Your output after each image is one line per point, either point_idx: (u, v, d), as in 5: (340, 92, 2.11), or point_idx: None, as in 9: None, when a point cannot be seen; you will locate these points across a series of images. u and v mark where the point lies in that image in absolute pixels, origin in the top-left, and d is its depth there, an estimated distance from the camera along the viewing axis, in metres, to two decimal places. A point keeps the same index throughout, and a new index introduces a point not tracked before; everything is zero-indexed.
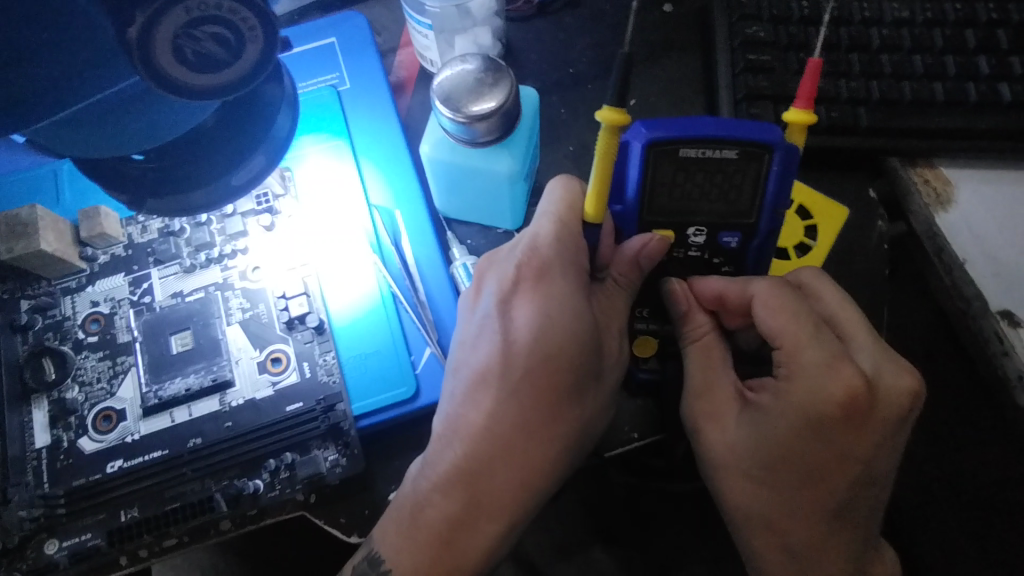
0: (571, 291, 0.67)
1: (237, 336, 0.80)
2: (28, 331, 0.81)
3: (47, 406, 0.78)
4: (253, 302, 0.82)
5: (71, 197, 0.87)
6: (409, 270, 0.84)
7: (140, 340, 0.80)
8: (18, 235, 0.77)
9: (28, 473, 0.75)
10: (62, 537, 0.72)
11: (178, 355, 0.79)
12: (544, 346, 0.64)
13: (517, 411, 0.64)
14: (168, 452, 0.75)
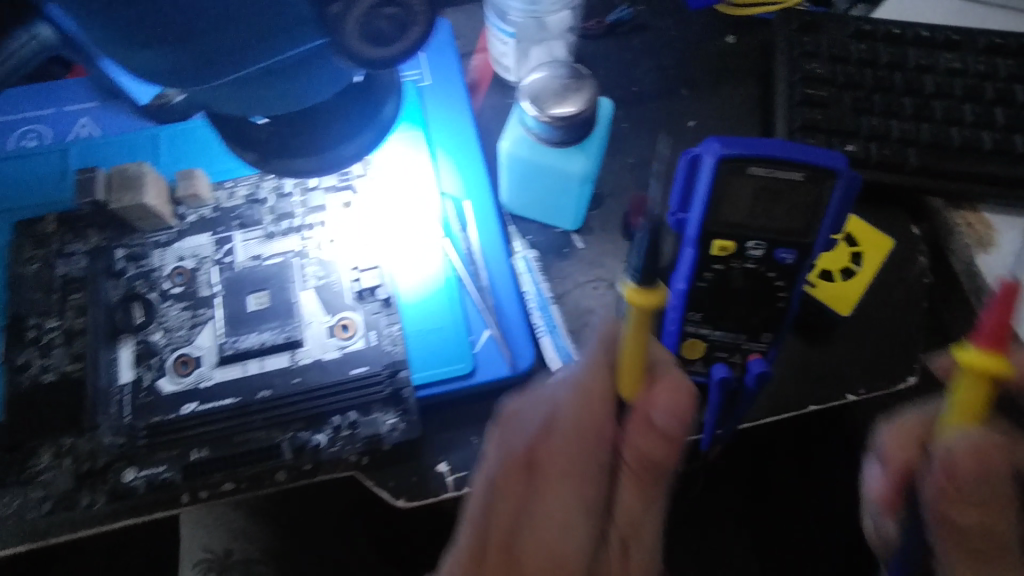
0: (579, 487, 0.62)
1: (310, 301, 0.85)
2: (120, 278, 0.87)
3: (133, 346, 0.83)
4: (327, 272, 0.87)
5: (169, 158, 0.94)
6: (474, 259, 0.90)
7: (220, 295, 0.85)
8: (126, 186, 0.84)
9: (111, 406, 0.80)
10: (138, 468, 0.77)
11: (253, 313, 0.84)
12: (557, 543, 0.60)
13: (545, 535, 0.60)
14: (238, 401, 0.80)
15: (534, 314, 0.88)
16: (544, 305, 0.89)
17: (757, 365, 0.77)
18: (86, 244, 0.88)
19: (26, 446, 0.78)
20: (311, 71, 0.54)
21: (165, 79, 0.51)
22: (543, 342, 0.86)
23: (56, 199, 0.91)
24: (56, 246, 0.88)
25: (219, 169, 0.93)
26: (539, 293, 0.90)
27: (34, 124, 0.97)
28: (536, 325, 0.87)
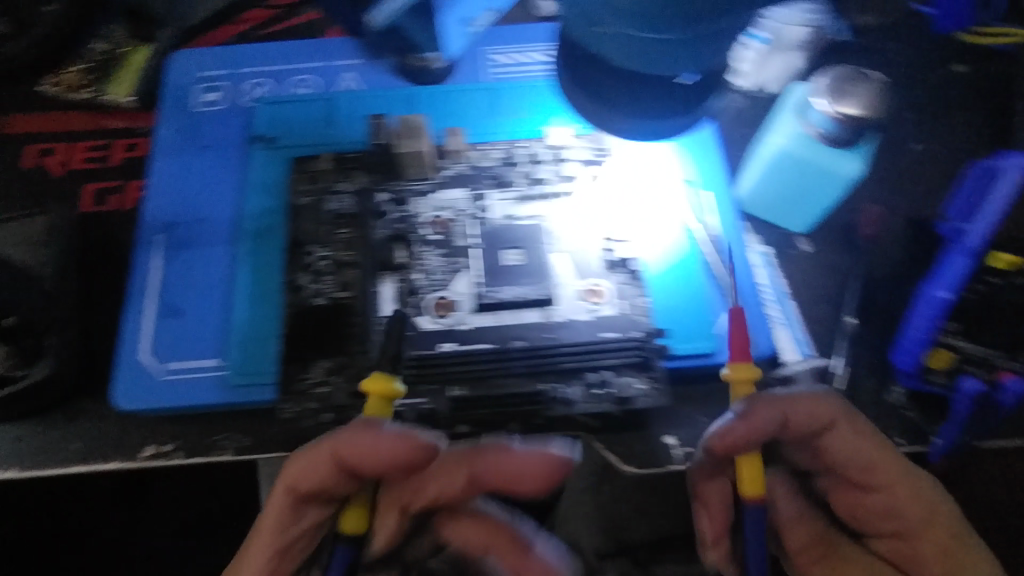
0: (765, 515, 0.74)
1: (562, 264, 0.90)
2: (383, 218, 0.92)
3: (393, 283, 0.88)
4: (577, 239, 0.91)
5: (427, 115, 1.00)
6: (713, 243, 0.95)
7: (478, 248, 0.90)
8: (410, 134, 0.91)
9: (374, 334, 0.85)
10: (401, 395, 0.82)
11: (509, 268, 0.89)
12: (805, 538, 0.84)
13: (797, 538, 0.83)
14: (494, 347, 0.84)
15: (772, 307, 0.93)
16: (779, 299, 0.94)
17: (1016, 383, 0.79)
18: (351, 184, 0.94)
19: (298, 360, 0.84)
20: (637, 42, 0.57)
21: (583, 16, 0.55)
22: (777, 332, 0.91)
23: (325, 141, 0.98)
24: (325, 182, 0.94)
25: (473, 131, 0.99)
26: (776, 288, 0.95)
27: (303, 73, 1.05)
28: (772, 316, 0.92)
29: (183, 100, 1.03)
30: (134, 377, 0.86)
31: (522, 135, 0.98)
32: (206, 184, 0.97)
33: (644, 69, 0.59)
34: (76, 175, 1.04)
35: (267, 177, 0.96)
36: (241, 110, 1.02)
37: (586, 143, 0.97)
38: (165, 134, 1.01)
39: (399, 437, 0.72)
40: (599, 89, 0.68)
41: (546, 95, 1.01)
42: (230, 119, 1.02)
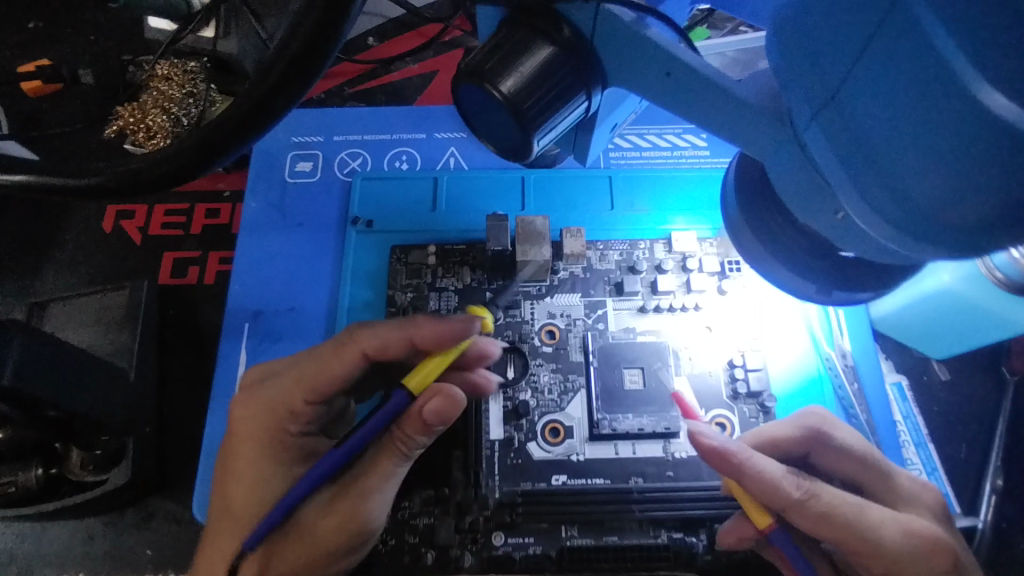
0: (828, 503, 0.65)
1: (684, 390, 0.82)
2: (492, 324, 0.84)
3: (501, 401, 0.81)
4: (703, 361, 0.83)
5: (536, 204, 0.93)
6: (850, 369, 0.84)
7: (596, 366, 0.82)
8: (531, 240, 0.83)
9: (482, 459, 0.78)
10: (510, 533, 0.75)
11: (630, 393, 0.81)
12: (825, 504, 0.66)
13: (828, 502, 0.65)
14: (611, 483, 0.77)
15: (911, 451, 0.83)
16: (919, 441, 0.85)
17: None
18: (458, 281, 0.87)
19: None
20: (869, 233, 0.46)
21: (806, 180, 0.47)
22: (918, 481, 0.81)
23: (427, 227, 0.91)
24: (428, 278, 0.87)
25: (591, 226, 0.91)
26: (913, 427, 0.86)
27: (404, 146, 1.01)
28: (913, 461, 0.82)
29: (271, 171, 0.98)
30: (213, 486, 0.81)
31: (643, 233, 0.90)
32: (297, 270, 0.92)
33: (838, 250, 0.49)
34: (156, 242, 0.99)
35: (363, 267, 0.90)
36: (337, 184, 0.98)
37: (713, 248, 0.89)
38: (252, 208, 0.96)
39: (390, 340, 0.63)
40: (774, 223, 0.57)
41: (668, 189, 0.94)
42: (322, 196, 0.97)
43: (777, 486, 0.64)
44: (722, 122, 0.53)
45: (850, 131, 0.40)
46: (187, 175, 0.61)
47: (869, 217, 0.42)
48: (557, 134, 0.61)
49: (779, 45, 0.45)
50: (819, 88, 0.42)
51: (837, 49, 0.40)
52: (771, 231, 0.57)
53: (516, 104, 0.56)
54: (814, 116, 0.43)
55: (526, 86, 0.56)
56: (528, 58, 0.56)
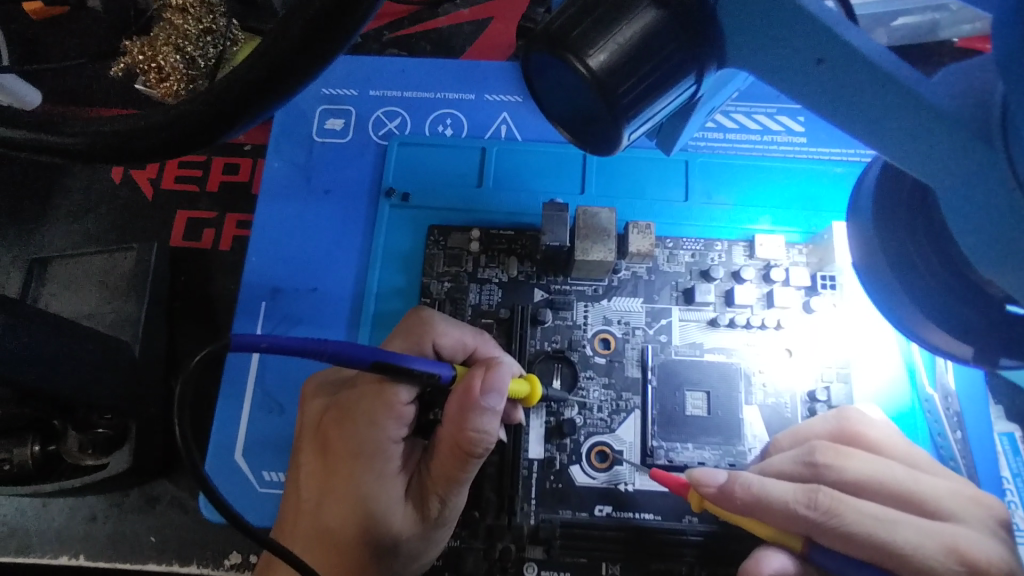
0: (830, 507, 0.62)
1: (754, 420, 0.79)
2: (539, 326, 0.82)
3: (544, 416, 0.78)
4: (778, 390, 0.80)
5: (597, 190, 0.91)
6: (954, 417, 0.80)
7: (655, 384, 0.79)
8: (596, 238, 0.78)
9: (519, 482, 0.76)
10: (546, 564, 0.74)
11: (690, 418, 0.78)
12: (843, 520, 0.61)
13: (832, 520, 0.61)
14: (662, 519, 0.75)
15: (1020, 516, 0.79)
16: None
17: None
18: (503, 273, 0.85)
19: (417, 501, 0.69)
20: None
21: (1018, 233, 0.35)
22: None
23: (472, 208, 0.90)
24: (468, 266, 0.85)
25: (664, 220, 0.89)
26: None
27: (448, 109, 0.99)
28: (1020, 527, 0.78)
29: (301, 127, 0.97)
30: (234, 477, 0.85)
31: (718, 232, 0.89)
32: (325, 244, 0.91)
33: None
34: (167, 196, 1.07)
35: (395, 247, 0.89)
36: (370, 148, 0.96)
37: (802, 256, 0.87)
38: (275, 168, 0.95)
39: (462, 342, 0.73)
40: (916, 256, 0.45)
41: (738, 180, 0.92)
42: (353, 161, 0.95)
43: (789, 511, 0.62)
44: (879, 126, 0.39)
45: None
46: (196, 144, 0.50)
47: None
48: (652, 124, 0.49)
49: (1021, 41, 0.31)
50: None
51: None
52: (909, 261, 0.45)
53: (605, 85, 0.43)
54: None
55: (622, 65, 0.43)
56: (625, 25, 0.44)
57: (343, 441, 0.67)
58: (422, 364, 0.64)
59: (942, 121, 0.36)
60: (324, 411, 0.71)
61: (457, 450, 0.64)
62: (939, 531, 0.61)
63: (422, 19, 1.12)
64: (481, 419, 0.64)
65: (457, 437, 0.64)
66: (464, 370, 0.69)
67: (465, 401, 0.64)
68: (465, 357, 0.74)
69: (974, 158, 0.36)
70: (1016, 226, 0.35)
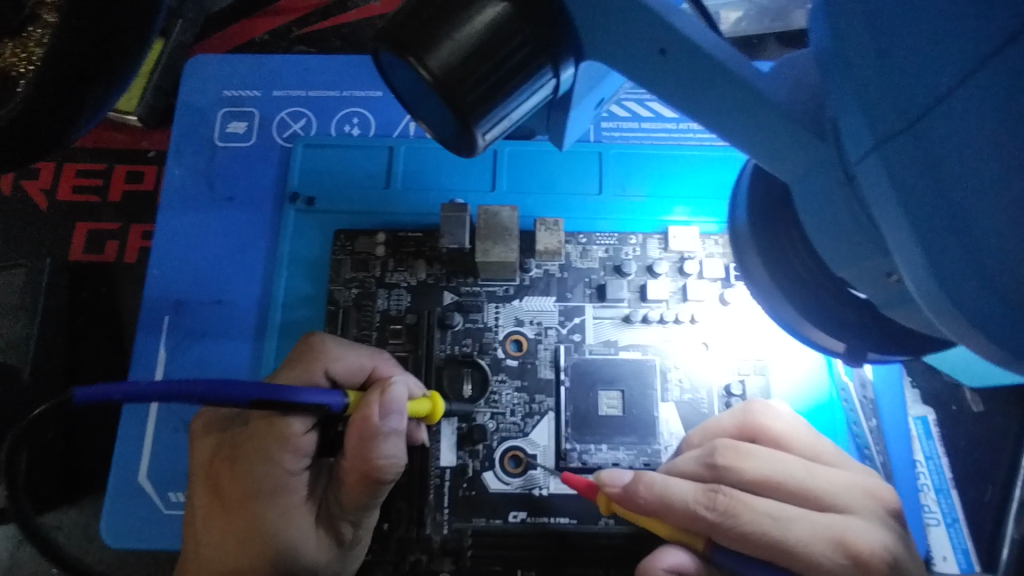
0: (727, 508, 0.60)
1: (671, 417, 0.78)
2: (449, 330, 0.81)
3: (455, 424, 0.77)
4: (694, 385, 0.79)
5: (508, 184, 0.89)
6: (870, 405, 0.80)
7: (568, 385, 0.78)
8: (497, 238, 0.77)
9: (430, 491, 0.75)
10: (460, 575, 0.72)
11: (605, 419, 0.77)
12: (742, 523, 0.60)
13: (732, 521, 0.60)
14: (579, 522, 0.74)
15: (933, 498, 0.83)
16: (940, 486, 0.84)
17: None
18: (411, 277, 0.83)
19: (329, 526, 0.69)
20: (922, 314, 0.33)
21: (852, 226, 0.34)
22: (935, 531, 0.80)
23: (379, 209, 0.87)
24: (376, 271, 0.83)
25: (577, 215, 0.88)
26: (936, 472, 0.85)
27: (355, 106, 0.96)
28: (931, 510, 0.82)
29: (201, 130, 0.94)
30: (140, 500, 0.83)
31: (633, 224, 0.87)
32: (227, 253, 0.88)
33: (870, 299, 0.36)
34: (66, 210, 1.05)
35: (301, 253, 0.86)
36: (275, 149, 0.93)
37: (718, 247, 0.85)
38: (175, 175, 0.91)
39: (357, 364, 0.71)
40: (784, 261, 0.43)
41: (656, 168, 0.91)
42: (256, 163, 0.92)
43: (688, 511, 0.61)
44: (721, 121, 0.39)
45: (938, 178, 0.28)
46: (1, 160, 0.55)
47: (927, 293, 0.31)
48: (512, 123, 0.46)
49: (846, 25, 0.30)
50: (893, 109, 0.29)
51: (942, 55, 0.27)
52: (783, 258, 0.44)
53: (453, 90, 0.41)
54: (890, 143, 0.29)
55: (465, 65, 0.40)
56: (467, 23, 0.41)
57: (238, 483, 0.66)
58: (312, 395, 0.63)
59: (774, 110, 0.35)
60: (215, 448, 0.69)
61: (363, 478, 0.64)
62: (835, 523, 0.60)
63: (332, 14, 1.10)
64: (385, 445, 0.64)
65: (360, 471, 0.64)
66: (357, 396, 0.67)
67: (365, 430, 0.63)
68: (364, 378, 0.72)
69: (811, 150, 0.35)
70: (847, 219, 0.34)
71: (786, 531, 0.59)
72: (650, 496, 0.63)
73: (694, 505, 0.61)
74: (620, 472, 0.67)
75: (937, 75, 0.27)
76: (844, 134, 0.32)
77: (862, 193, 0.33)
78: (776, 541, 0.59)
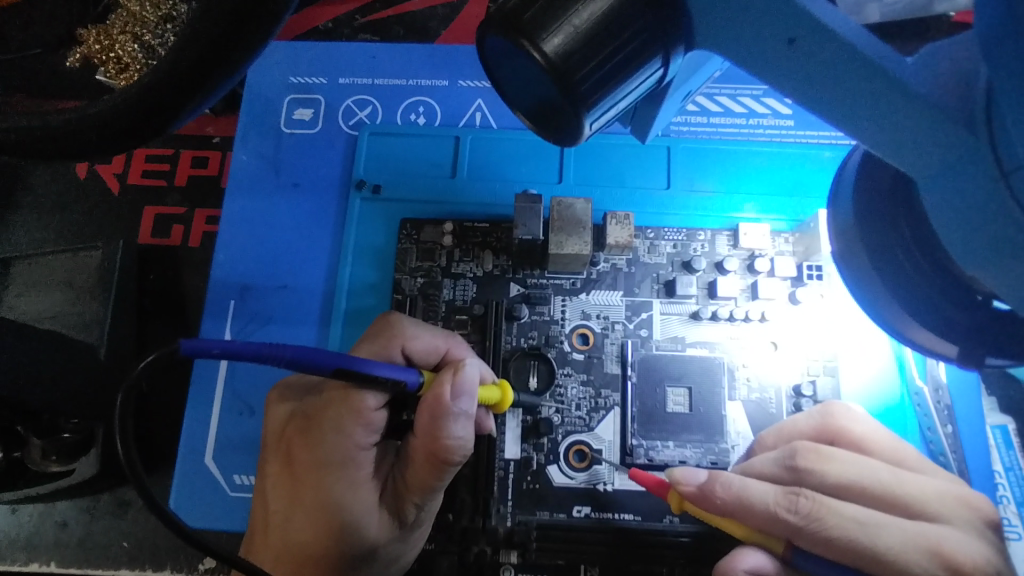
0: (815, 512, 0.60)
1: (738, 416, 0.79)
2: (515, 322, 0.82)
3: (520, 417, 0.79)
4: (763, 385, 0.80)
5: (575, 179, 0.90)
6: (945, 411, 0.79)
7: (634, 380, 0.79)
8: (570, 231, 0.77)
9: (495, 483, 0.76)
10: (523, 567, 0.74)
11: (671, 415, 0.78)
12: (830, 528, 0.59)
13: (821, 525, 0.59)
14: (642, 519, 0.75)
15: (1014, 512, 0.76)
16: (1023, 500, 0.76)
17: None
18: (478, 267, 0.84)
19: (394, 509, 0.69)
20: None
21: (1002, 229, 0.33)
22: (1016, 547, 0.74)
23: (447, 200, 0.88)
24: (442, 261, 0.84)
25: (645, 210, 0.88)
26: (1018, 485, 0.77)
27: (420, 96, 0.97)
28: (1011, 523, 0.75)
29: (268, 117, 0.96)
30: (205, 482, 0.86)
31: (700, 221, 0.88)
32: (293, 241, 0.89)
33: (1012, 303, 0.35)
34: (133, 192, 1.08)
35: (367, 242, 0.88)
36: (341, 138, 0.95)
37: (788, 245, 0.86)
38: (243, 162, 0.93)
39: (433, 346, 0.73)
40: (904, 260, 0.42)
41: (724, 166, 0.91)
42: (323, 151, 0.94)
43: (770, 514, 0.61)
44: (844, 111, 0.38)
45: None
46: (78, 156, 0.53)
47: None
48: (617, 112, 0.46)
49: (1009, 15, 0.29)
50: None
51: None
52: (891, 253, 0.42)
53: (562, 72, 0.40)
54: None
55: (580, 50, 0.40)
56: (582, 5, 0.40)
57: (309, 452, 0.67)
58: (386, 369, 0.63)
59: (915, 102, 0.34)
60: (289, 416, 0.72)
61: (430, 459, 0.64)
62: (924, 531, 0.59)
63: (395, 2, 1.10)
64: (454, 425, 0.64)
65: (430, 451, 0.64)
66: (430, 376, 0.68)
67: (436, 408, 0.64)
68: (437, 360, 0.74)
69: (957, 144, 0.34)
70: (996, 220, 0.33)
71: (875, 538, 0.58)
72: (732, 497, 0.63)
73: (778, 508, 0.61)
74: (697, 473, 0.66)
75: None
76: (1005, 135, 0.31)
77: (1015, 192, 0.31)
78: (866, 548, 0.58)
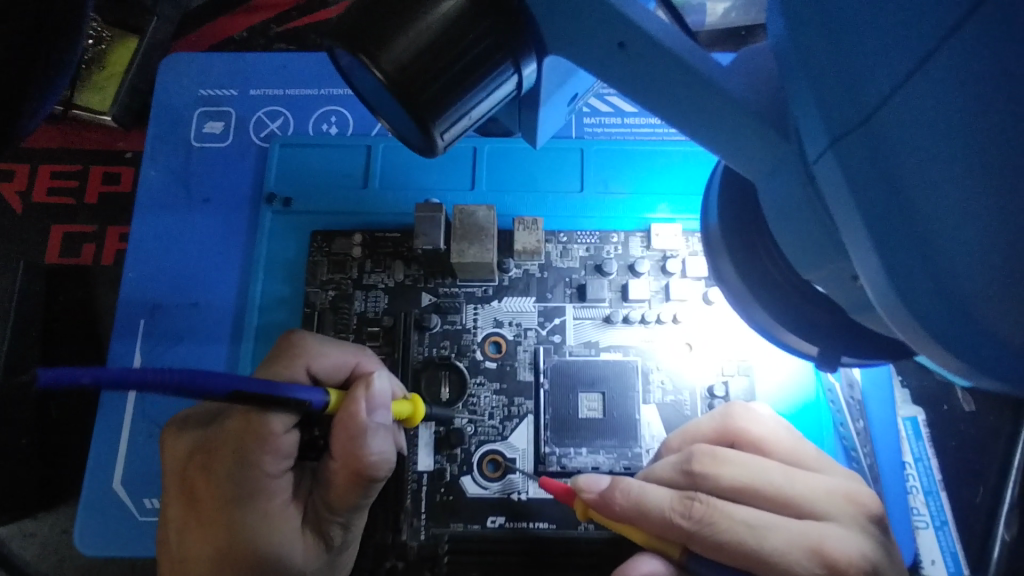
0: (707, 517, 0.62)
1: (652, 418, 0.83)
2: (426, 332, 0.86)
3: (433, 429, 0.83)
4: (677, 388, 0.84)
5: (489, 186, 0.93)
6: (855, 406, 0.85)
7: (547, 387, 0.84)
8: (470, 239, 0.82)
9: (409, 496, 0.81)
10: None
11: (585, 420, 0.82)
12: (723, 534, 0.62)
13: (713, 531, 0.62)
14: (557, 527, 0.80)
15: (921, 502, 0.89)
16: (928, 488, 0.91)
17: None
18: (389, 278, 0.88)
19: (317, 531, 0.74)
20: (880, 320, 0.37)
21: (822, 228, 0.38)
22: (923, 533, 0.87)
23: (363, 210, 0.91)
24: (354, 273, 0.88)
25: (558, 214, 0.92)
26: (925, 473, 0.91)
27: (333, 105, 1.00)
28: (919, 513, 0.88)
29: (179, 130, 0.98)
30: (114, 507, 0.89)
31: (613, 222, 0.91)
32: (205, 258, 0.92)
33: (844, 305, 0.40)
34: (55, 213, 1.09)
35: (280, 254, 0.91)
36: (252, 149, 0.97)
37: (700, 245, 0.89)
38: (153, 176, 0.96)
39: (340, 362, 0.76)
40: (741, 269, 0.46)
41: (637, 166, 0.94)
42: (233, 163, 0.96)
43: (666, 520, 0.64)
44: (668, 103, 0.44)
45: (884, 178, 0.33)
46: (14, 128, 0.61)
47: (881, 291, 0.35)
48: (472, 120, 0.50)
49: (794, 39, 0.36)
50: (849, 110, 0.34)
51: (884, 56, 0.32)
52: (756, 258, 0.46)
53: (404, 82, 0.44)
54: (838, 143, 0.35)
55: (423, 61, 0.44)
56: (421, 16, 0.45)
57: (217, 490, 0.70)
58: (298, 390, 0.66)
59: (737, 102, 0.40)
60: (191, 451, 0.73)
61: (353, 476, 0.69)
62: (812, 532, 0.62)
63: None
64: (372, 440, 0.69)
65: (351, 472, 0.69)
66: (337, 394, 0.71)
67: (352, 426, 0.68)
68: (345, 375, 0.77)
69: (780, 149, 0.39)
70: (808, 218, 0.39)
71: (763, 540, 0.61)
72: (633, 505, 0.65)
73: (674, 513, 0.63)
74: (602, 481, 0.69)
75: (889, 71, 0.32)
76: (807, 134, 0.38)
77: (821, 194, 0.37)
78: (754, 550, 0.61)
